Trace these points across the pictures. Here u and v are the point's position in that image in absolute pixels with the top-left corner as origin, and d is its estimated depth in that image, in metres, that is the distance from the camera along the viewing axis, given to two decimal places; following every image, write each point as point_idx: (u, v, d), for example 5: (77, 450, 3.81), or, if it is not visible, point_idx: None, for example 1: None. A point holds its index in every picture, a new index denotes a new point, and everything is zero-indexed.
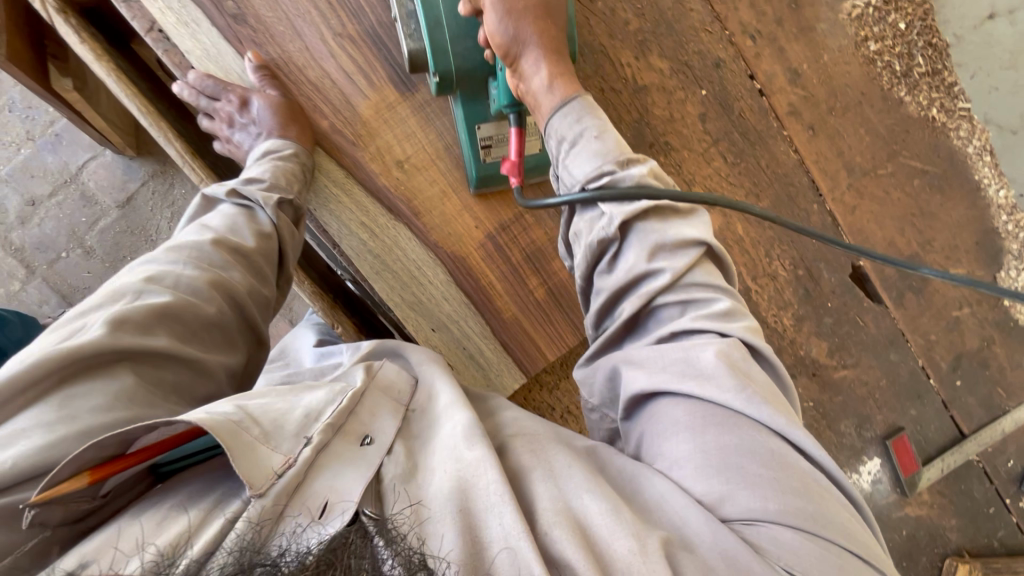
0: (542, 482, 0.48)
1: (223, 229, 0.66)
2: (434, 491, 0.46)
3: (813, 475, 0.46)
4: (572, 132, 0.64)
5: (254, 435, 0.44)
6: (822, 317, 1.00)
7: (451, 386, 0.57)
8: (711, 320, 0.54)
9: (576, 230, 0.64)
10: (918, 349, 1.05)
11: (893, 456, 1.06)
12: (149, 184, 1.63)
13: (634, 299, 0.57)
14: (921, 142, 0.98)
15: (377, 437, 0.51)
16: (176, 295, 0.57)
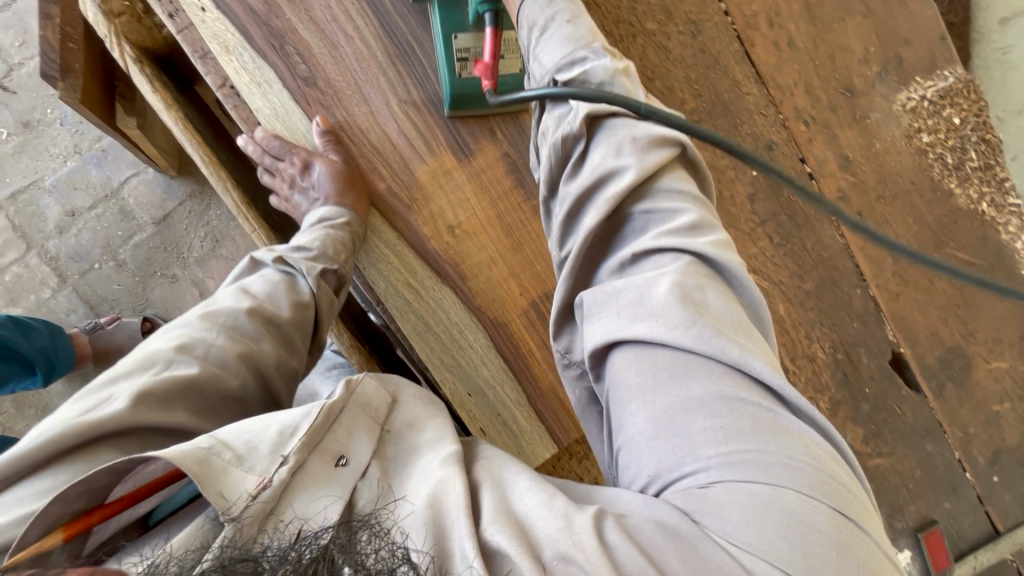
0: (491, 490, 0.47)
1: (261, 296, 0.68)
2: (409, 507, 0.46)
3: (771, 420, 0.46)
4: (543, 16, 0.64)
5: (227, 460, 0.45)
6: (859, 402, 0.98)
7: (441, 424, 0.54)
8: (675, 236, 0.53)
9: (543, 128, 0.65)
10: (954, 441, 1.03)
11: (926, 551, 1.01)
12: (186, 203, 1.66)
13: (596, 210, 0.56)
14: (969, 234, 0.97)
15: (352, 459, 0.49)
16: (203, 367, 0.57)
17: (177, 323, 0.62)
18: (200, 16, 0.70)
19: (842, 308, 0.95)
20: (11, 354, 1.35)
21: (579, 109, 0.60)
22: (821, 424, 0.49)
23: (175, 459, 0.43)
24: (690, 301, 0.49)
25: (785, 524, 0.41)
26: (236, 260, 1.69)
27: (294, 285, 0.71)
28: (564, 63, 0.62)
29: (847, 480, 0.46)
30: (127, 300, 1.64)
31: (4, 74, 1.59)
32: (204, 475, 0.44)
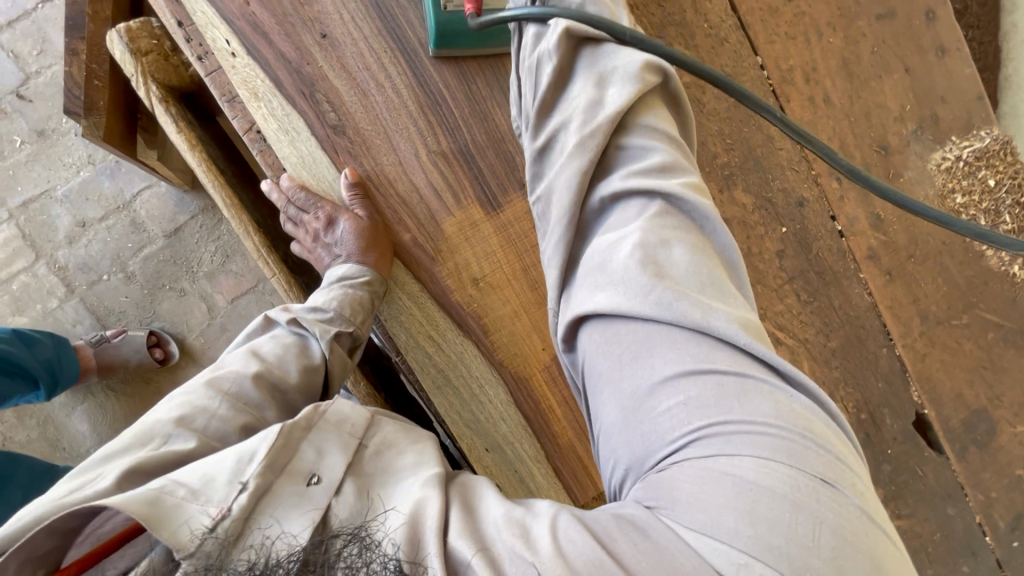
0: (460, 505, 0.46)
1: (271, 359, 0.65)
2: (387, 521, 0.45)
3: (727, 379, 0.47)
4: None
5: (181, 496, 0.46)
6: (880, 463, 0.96)
7: (417, 443, 0.55)
8: (646, 188, 0.57)
9: (521, 52, 0.66)
10: (976, 504, 1.00)
11: None
12: (198, 217, 1.65)
13: (573, 161, 0.60)
14: (999, 295, 0.95)
15: (324, 476, 0.50)
16: (202, 440, 0.54)
17: (180, 389, 0.59)
18: (230, 61, 0.69)
19: (867, 368, 0.93)
20: (17, 368, 1.35)
21: (557, 27, 0.61)
22: (805, 382, 0.51)
23: (123, 505, 0.43)
24: (653, 258, 0.52)
25: (738, 493, 0.43)
26: (246, 276, 1.67)
27: (306, 349, 0.68)
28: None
29: (818, 426, 0.47)
30: (134, 313, 1.63)
31: (21, 82, 1.57)
32: (156, 521, 0.43)
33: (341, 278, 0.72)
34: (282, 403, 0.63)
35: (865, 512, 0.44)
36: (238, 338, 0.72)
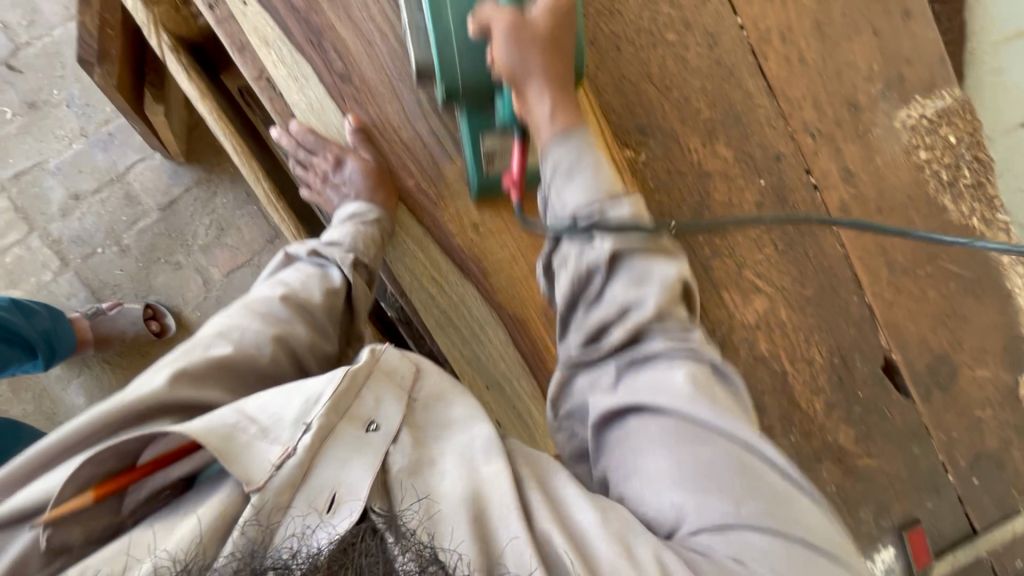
0: (534, 488, 0.60)
1: (296, 285, 0.78)
2: (448, 493, 0.58)
3: (762, 469, 0.59)
4: (568, 162, 0.68)
5: (252, 434, 0.57)
6: (852, 405, 1.03)
7: (462, 401, 0.68)
8: (680, 359, 0.65)
9: (563, 255, 0.70)
10: (938, 443, 1.08)
11: (908, 547, 1.08)
12: (192, 190, 1.66)
13: (622, 329, 0.67)
14: (960, 247, 1.02)
15: (380, 423, 0.63)
16: (238, 348, 0.67)
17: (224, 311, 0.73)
18: (242, 9, 0.73)
19: (840, 315, 0.99)
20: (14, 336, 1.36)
21: (603, 245, 0.67)
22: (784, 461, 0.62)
23: (203, 436, 0.54)
24: (702, 389, 0.62)
25: (790, 556, 0.53)
26: (241, 249, 1.69)
27: (326, 276, 0.80)
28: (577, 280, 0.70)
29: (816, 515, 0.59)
30: (129, 286, 1.65)
31: (11, 53, 1.57)
32: (230, 450, 0.55)
33: (351, 215, 0.78)
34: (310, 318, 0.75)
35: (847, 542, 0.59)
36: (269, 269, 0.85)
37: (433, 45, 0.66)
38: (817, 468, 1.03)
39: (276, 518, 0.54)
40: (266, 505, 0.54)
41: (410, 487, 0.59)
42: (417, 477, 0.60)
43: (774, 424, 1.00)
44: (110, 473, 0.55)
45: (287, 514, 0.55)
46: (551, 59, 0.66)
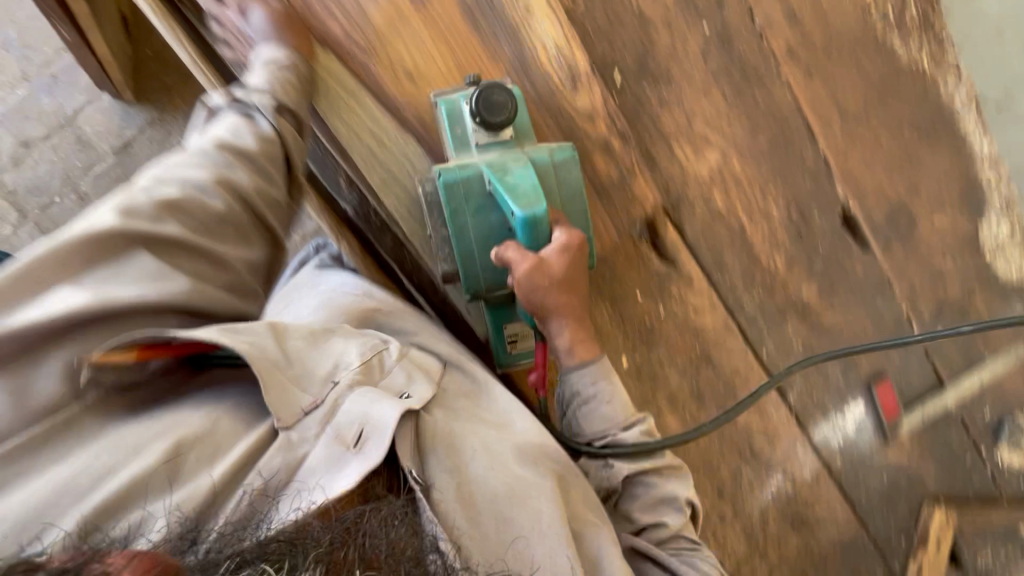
0: (546, 498, 0.70)
1: (225, 134, 0.75)
2: (483, 485, 0.70)
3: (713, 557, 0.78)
4: (588, 392, 0.81)
5: (287, 376, 0.68)
6: (812, 259, 1.04)
7: (496, 399, 0.81)
8: (671, 484, 0.81)
9: (581, 391, 0.82)
10: (902, 295, 1.09)
11: (877, 399, 1.10)
12: (146, 131, 1.62)
13: (632, 430, 0.81)
14: (910, 90, 1.02)
15: (412, 395, 0.74)
16: (183, 190, 0.70)
17: (150, 166, 0.73)
18: None
19: (795, 166, 0.99)
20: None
21: (620, 467, 0.80)
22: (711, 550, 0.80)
23: (252, 359, 0.65)
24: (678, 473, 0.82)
25: None
26: None
27: (253, 122, 0.77)
28: (600, 434, 0.81)
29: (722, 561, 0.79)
30: None
31: None
32: (269, 384, 0.66)
33: (259, 56, 0.79)
34: (249, 164, 0.75)
35: None
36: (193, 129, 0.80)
37: (449, 215, 0.78)
38: (782, 325, 1.04)
39: (304, 455, 0.65)
40: (292, 440, 0.65)
41: (444, 463, 0.70)
42: (452, 457, 0.71)
43: (735, 281, 1.00)
44: (149, 341, 0.62)
45: (312, 451, 0.65)
46: (574, 327, 0.80)
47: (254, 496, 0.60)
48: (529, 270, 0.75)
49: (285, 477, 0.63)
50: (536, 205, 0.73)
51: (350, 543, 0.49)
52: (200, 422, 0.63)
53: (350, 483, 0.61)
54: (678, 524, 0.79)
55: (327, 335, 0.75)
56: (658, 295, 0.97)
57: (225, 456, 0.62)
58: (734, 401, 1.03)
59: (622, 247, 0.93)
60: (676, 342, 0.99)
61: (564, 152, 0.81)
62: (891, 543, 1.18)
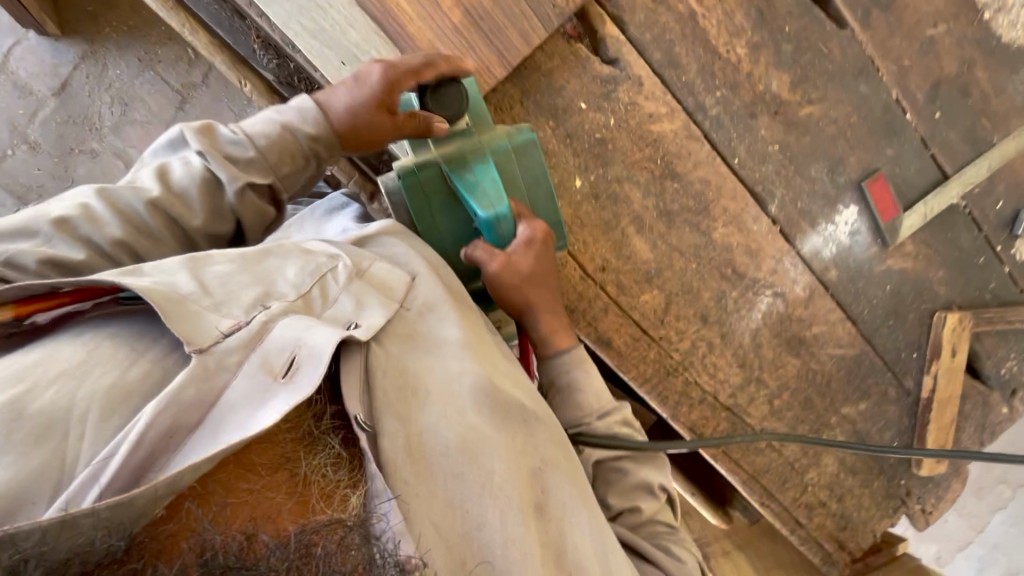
0: (499, 456, 0.61)
1: (175, 187, 0.67)
2: (438, 439, 0.59)
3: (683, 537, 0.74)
4: (561, 380, 0.76)
5: (204, 305, 0.53)
6: (780, 44, 0.92)
7: (458, 327, 0.67)
8: (643, 461, 0.76)
9: (558, 382, 0.77)
10: (889, 77, 0.97)
11: (870, 199, 1.00)
12: (81, 67, 1.56)
13: (604, 421, 0.75)
14: None
15: (361, 323, 0.60)
16: (88, 253, 0.62)
17: (83, 188, 0.65)
18: None
19: None
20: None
21: (597, 427, 0.75)
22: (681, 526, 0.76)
23: (151, 292, 0.50)
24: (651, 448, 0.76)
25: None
26: (150, 121, 1.59)
27: (217, 189, 0.69)
28: (573, 424, 0.76)
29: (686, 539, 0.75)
30: (52, 184, 1.57)
31: None
32: (178, 313, 0.51)
33: (291, 117, 0.70)
34: (178, 234, 0.68)
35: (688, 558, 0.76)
36: (158, 140, 0.72)
37: (414, 212, 0.75)
38: (753, 126, 0.94)
39: (222, 390, 0.49)
40: (209, 367, 0.49)
41: (396, 411, 0.58)
42: (405, 402, 0.60)
43: (693, 80, 0.90)
44: (30, 293, 0.51)
45: (233, 384, 0.50)
46: (550, 315, 0.76)
47: (156, 438, 0.45)
48: (498, 271, 0.72)
49: (197, 419, 0.48)
50: (499, 206, 0.70)
51: (310, 569, 0.40)
52: (71, 356, 0.49)
53: (275, 418, 0.46)
54: (653, 508, 0.74)
55: (262, 258, 0.62)
56: (607, 105, 0.88)
57: (95, 390, 0.47)
58: (708, 217, 0.95)
59: (555, 48, 0.84)
60: (634, 156, 0.90)
61: (523, 134, 0.75)
62: (901, 358, 1.11)
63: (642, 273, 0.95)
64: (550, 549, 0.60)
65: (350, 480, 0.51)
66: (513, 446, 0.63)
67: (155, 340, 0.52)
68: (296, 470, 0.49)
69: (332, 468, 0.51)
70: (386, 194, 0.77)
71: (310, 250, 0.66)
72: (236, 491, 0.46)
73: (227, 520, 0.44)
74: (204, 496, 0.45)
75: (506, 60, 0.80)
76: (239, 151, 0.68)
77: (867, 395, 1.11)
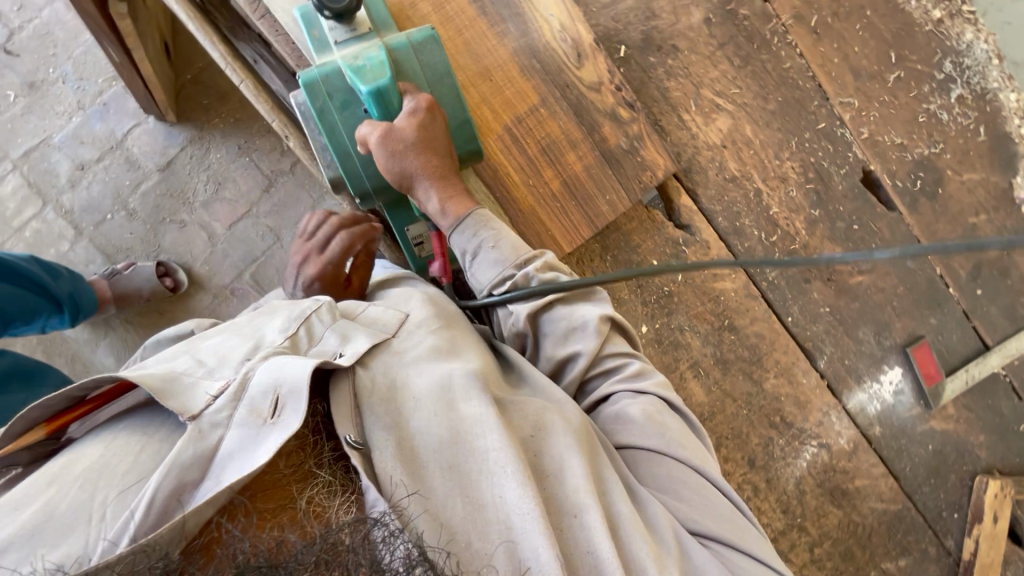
0: (486, 437, 0.62)
1: None
2: (433, 437, 0.62)
3: (666, 413, 0.72)
4: (471, 246, 0.77)
5: (198, 375, 0.60)
6: (835, 221, 1.02)
7: (442, 338, 0.73)
8: (572, 308, 0.76)
9: (473, 251, 0.78)
10: (935, 256, 1.06)
11: (915, 364, 1.06)
12: (187, 149, 1.73)
13: (518, 275, 0.76)
14: (925, 47, 1.02)
15: (348, 352, 0.67)
16: None
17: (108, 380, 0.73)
18: None
19: (808, 128, 0.99)
20: (38, 291, 1.41)
21: (510, 281, 0.76)
22: (664, 395, 0.73)
23: (146, 380, 0.57)
24: (585, 292, 0.78)
25: (680, 449, 0.69)
26: (240, 201, 1.74)
27: None
28: (498, 280, 0.77)
29: (676, 425, 0.71)
30: (140, 248, 1.71)
31: (8, 38, 1.67)
32: (172, 389, 0.57)
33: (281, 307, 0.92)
34: None
35: (697, 439, 0.72)
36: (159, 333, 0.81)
37: (313, 111, 0.76)
38: (806, 289, 1.02)
39: (216, 444, 0.55)
40: (202, 428, 0.55)
41: (383, 422, 0.62)
42: (394, 412, 0.64)
43: (755, 247, 1.00)
44: (58, 409, 0.59)
45: (226, 436, 0.55)
46: (441, 182, 0.77)
47: (165, 499, 0.51)
48: (380, 138, 0.73)
49: (199, 474, 0.53)
50: (380, 77, 0.73)
51: (338, 563, 0.45)
52: (92, 454, 0.56)
53: (269, 455, 0.52)
54: (597, 346, 0.75)
55: (253, 323, 0.71)
56: (676, 263, 0.97)
57: (116, 475, 0.55)
58: (761, 367, 1.02)
59: (636, 214, 0.96)
60: (697, 309, 0.99)
61: (423, 33, 0.78)
62: (942, 518, 1.12)
63: (696, 415, 1.00)
64: (554, 509, 0.60)
65: (344, 500, 0.56)
66: (507, 424, 0.65)
67: (163, 425, 0.59)
68: (297, 504, 0.55)
69: (326, 493, 0.56)
70: (296, 107, 0.80)
71: (295, 303, 0.75)
72: (260, 520, 0.54)
73: (254, 529, 0.53)
74: (231, 510, 0.53)
75: (595, 222, 0.90)
76: None
77: (908, 552, 1.11)
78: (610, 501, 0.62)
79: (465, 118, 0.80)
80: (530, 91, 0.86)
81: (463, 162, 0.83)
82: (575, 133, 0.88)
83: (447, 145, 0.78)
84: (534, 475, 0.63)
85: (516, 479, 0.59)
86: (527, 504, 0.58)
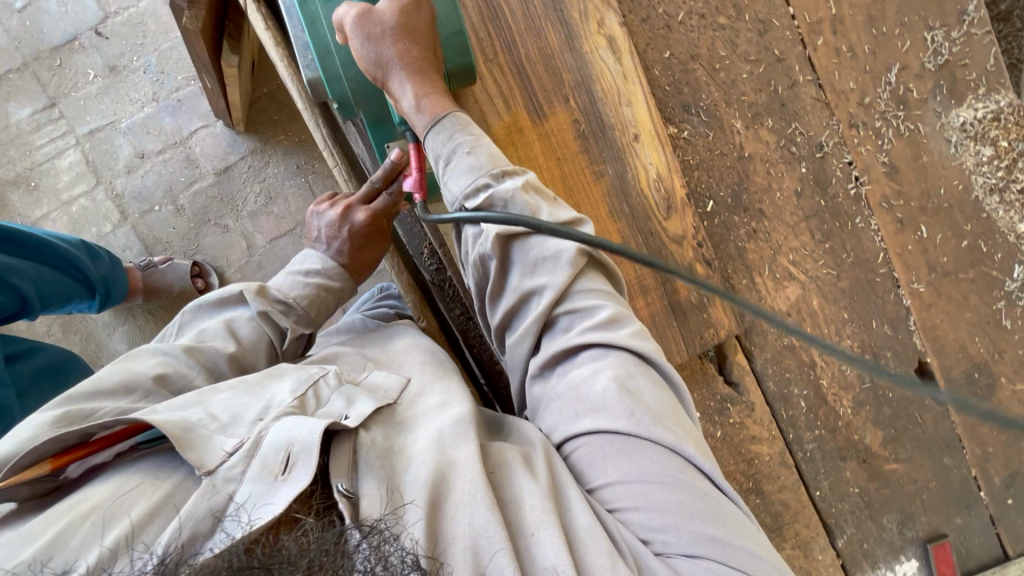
0: (465, 479, 0.54)
1: (245, 341, 0.76)
2: (413, 481, 0.54)
3: (642, 377, 0.60)
4: (446, 149, 0.70)
5: (212, 429, 0.55)
6: (881, 405, 1.01)
7: (439, 393, 0.66)
8: (543, 239, 0.65)
9: (447, 157, 0.70)
10: (973, 458, 1.05)
11: (933, 561, 1.04)
12: (248, 158, 1.74)
13: (488, 188, 0.67)
14: (1005, 255, 1.01)
15: (354, 416, 0.59)
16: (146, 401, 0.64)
17: (162, 346, 0.70)
18: None
19: (875, 313, 0.99)
20: (76, 274, 1.38)
21: (484, 193, 0.67)
22: (642, 352, 0.61)
23: (163, 426, 0.53)
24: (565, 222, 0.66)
25: (653, 428, 0.56)
26: (286, 218, 1.74)
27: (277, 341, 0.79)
28: (470, 189, 0.68)
29: (654, 397, 0.59)
30: (179, 244, 1.71)
31: (100, 21, 1.70)
32: (188, 441, 0.53)
33: (321, 276, 0.84)
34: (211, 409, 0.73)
35: (678, 412, 0.59)
36: (204, 295, 0.80)
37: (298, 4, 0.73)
38: (841, 466, 1.02)
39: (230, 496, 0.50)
40: (215, 483, 0.50)
41: (376, 470, 0.54)
42: (388, 466, 0.55)
43: (798, 417, 1.00)
44: (65, 446, 0.54)
45: (239, 490, 0.50)
46: (418, 77, 0.71)
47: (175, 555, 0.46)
48: (359, 17, 0.69)
49: (210, 526, 0.48)
50: None
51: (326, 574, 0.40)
52: (102, 494, 0.50)
53: (283, 506, 0.47)
54: (569, 278, 0.64)
55: (264, 380, 0.64)
56: (718, 418, 0.97)
57: (127, 518, 0.48)
58: (779, 535, 1.00)
59: (690, 362, 0.95)
60: (729, 467, 0.97)
61: None
62: None
63: None
64: (518, 535, 0.52)
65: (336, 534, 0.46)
66: (490, 462, 0.57)
67: (178, 468, 0.53)
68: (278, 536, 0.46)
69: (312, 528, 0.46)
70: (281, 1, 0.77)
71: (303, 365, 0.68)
72: None
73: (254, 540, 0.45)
74: None
75: None
76: (286, 312, 0.81)
77: None
78: (570, 516, 0.53)
79: (460, 30, 0.76)
80: (613, 232, 0.86)
81: (451, 79, 0.78)
82: (648, 279, 0.88)
83: (432, 38, 0.73)
84: (512, 505, 0.54)
85: (485, 510, 0.51)
86: (495, 530, 0.50)
